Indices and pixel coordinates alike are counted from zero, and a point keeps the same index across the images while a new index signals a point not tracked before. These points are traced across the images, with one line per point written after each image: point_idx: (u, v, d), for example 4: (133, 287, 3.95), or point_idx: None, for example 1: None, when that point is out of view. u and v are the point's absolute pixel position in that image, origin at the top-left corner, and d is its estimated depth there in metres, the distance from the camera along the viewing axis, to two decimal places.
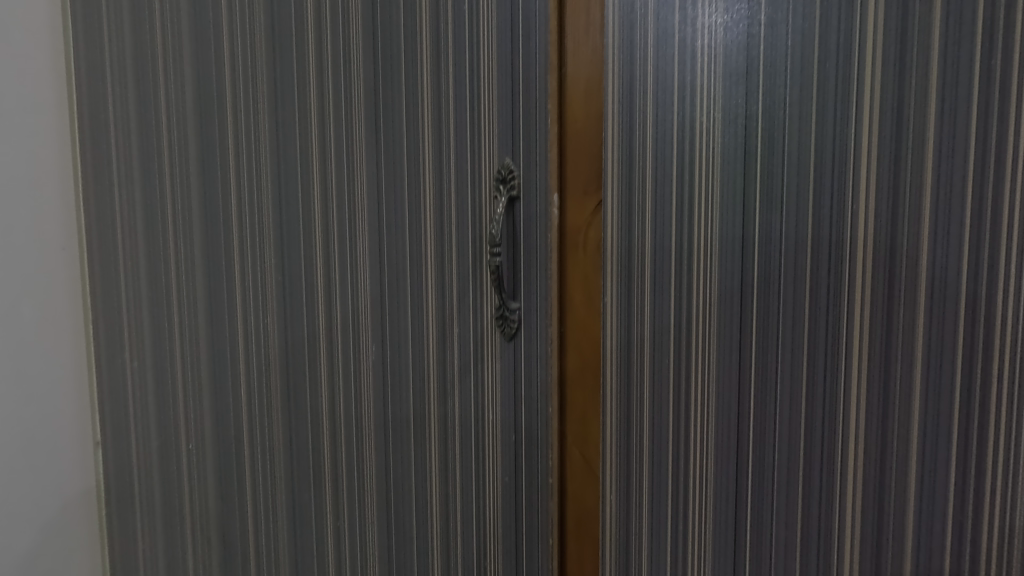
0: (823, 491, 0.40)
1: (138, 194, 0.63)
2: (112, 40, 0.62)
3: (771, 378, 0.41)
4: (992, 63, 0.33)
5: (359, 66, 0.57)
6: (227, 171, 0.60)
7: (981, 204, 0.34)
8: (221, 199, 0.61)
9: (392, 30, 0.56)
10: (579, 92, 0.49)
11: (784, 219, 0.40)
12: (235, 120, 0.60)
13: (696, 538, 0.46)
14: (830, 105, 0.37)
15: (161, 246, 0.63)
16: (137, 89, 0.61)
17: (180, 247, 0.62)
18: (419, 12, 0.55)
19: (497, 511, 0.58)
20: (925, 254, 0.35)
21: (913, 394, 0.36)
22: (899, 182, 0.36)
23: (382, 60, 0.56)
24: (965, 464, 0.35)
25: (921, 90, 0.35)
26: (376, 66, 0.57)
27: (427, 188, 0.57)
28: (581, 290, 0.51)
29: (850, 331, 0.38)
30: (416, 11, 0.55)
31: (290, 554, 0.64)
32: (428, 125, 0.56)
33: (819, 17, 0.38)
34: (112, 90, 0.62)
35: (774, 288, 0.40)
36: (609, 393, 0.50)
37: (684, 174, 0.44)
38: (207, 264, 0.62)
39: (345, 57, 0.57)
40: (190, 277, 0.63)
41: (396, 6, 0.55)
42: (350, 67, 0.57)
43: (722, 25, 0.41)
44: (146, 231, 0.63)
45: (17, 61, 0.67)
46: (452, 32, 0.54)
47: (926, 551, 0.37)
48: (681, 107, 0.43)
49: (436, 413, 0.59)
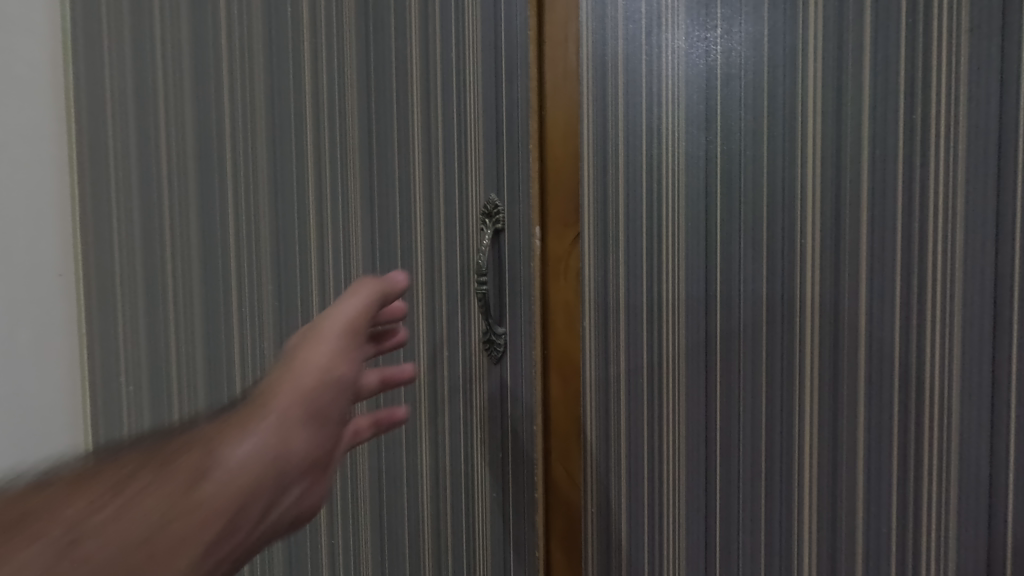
0: (783, 496, 0.44)
1: (196, 227, 0.70)
2: (174, 82, 0.69)
3: (735, 393, 0.46)
4: (914, 118, 0.38)
5: (351, 104, 0.65)
6: (259, 202, 0.68)
7: (912, 237, 0.39)
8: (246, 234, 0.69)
9: (383, 73, 0.63)
10: (558, 133, 0.53)
11: (743, 251, 0.44)
12: (264, 154, 0.68)
13: (672, 547, 0.50)
14: (779, 151, 0.43)
15: (211, 277, 0.70)
16: (199, 131, 0.69)
17: (178, 269, 0.71)
18: (410, 53, 0.62)
19: (485, 525, 0.61)
20: (864, 291, 0.40)
21: (858, 407, 0.41)
22: (840, 219, 0.41)
23: (375, 98, 0.64)
24: (904, 474, 0.40)
25: (855, 141, 0.40)
26: (368, 103, 0.64)
27: (417, 217, 0.63)
28: (563, 315, 0.55)
29: (802, 350, 0.43)
30: (406, 52, 0.62)
31: (286, 557, 0.71)
32: (418, 168, 0.62)
33: (767, 73, 0.43)
34: (174, 129, 0.70)
35: (736, 312, 0.45)
36: (589, 412, 0.53)
37: (652, 211, 0.48)
38: (206, 282, 0.70)
39: (340, 91, 0.65)
40: (189, 294, 0.70)
41: (387, 68, 0.63)
42: (345, 105, 0.65)
43: (684, 78, 0.46)
44: (206, 255, 0.70)
45: (15, 91, 0.85)
46: (440, 73, 0.60)
47: (874, 548, 0.41)
48: (649, 151, 0.48)
49: (426, 436, 0.64)
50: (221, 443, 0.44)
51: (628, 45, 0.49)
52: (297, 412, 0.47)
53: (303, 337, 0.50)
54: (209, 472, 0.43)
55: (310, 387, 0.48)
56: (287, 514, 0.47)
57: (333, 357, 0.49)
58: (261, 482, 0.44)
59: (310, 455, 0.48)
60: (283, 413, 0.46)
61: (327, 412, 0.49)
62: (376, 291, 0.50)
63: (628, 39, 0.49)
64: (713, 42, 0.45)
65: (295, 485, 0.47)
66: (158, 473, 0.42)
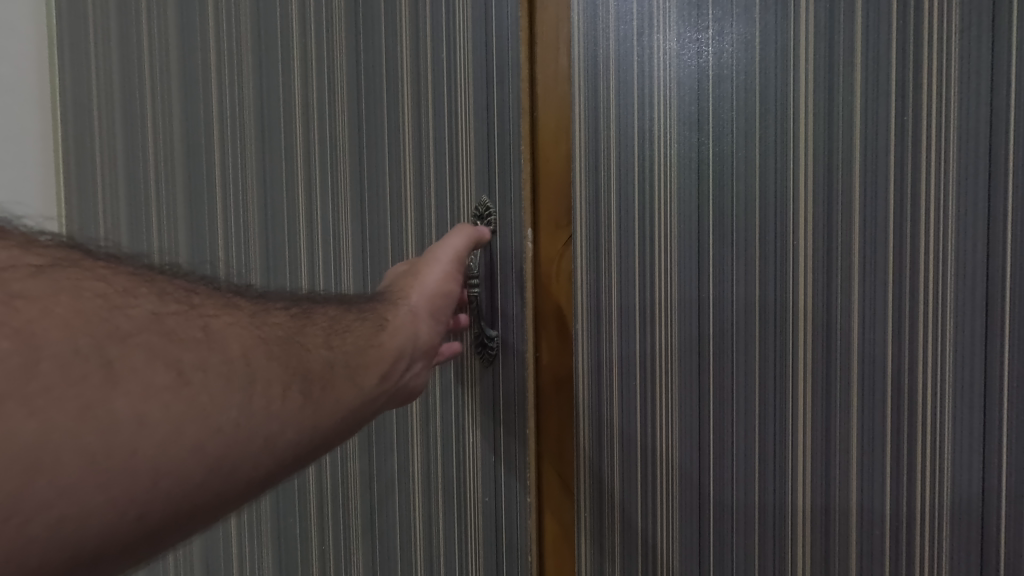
0: (776, 499, 0.44)
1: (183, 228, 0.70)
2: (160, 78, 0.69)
3: (728, 397, 0.45)
4: (906, 119, 0.39)
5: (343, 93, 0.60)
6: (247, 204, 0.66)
7: (903, 242, 0.39)
8: (234, 236, 0.67)
9: (375, 56, 0.59)
10: (550, 133, 0.52)
11: (734, 255, 0.44)
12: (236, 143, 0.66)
13: (666, 549, 0.49)
14: (771, 154, 0.43)
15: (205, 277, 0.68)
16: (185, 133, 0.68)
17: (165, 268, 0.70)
18: (400, 36, 0.57)
19: (478, 534, 0.59)
20: (857, 292, 0.41)
21: (852, 407, 0.41)
22: (832, 222, 0.41)
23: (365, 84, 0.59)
24: (897, 475, 0.41)
25: (847, 145, 0.41)
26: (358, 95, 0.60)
27: (410, 207, 0.59)
28: (554, 320, 0.53)
29: (795, 352, 0.43)
30: (398, 38, 0.57)
31: (274, 562, 0.70)
32: (410, 165, 0.58)
33: (758, 75, 0.43)
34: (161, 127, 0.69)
35: (729, 316, 0.45)
36: (582, 416, 0.53)
37: (645, 212, 0.48)
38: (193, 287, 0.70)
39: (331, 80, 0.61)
40: None
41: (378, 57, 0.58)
42: (336, 96, 0.61)
43: (676, 78, 0.46)
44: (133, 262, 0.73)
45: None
46: (432, 60, 0.56)
47: (868, 549, 0.42)
48: (642, 152, 0.47)
49: (419, 443, 0.62)
50: (382, 311, 0.45)
51: (620, 45, 0.48)
52: (427, 307, 0.50)
53: (409, 266, 0.53)
54: (380, 327, 0.44)
55: (434, 292, 0.51)
56: (400, 402, 0.46)
57: (448, 272, 0.52)
58: (409, 350, 0.45)
59: (434, 344, 0.49)
60: (416, 308, 0.48)
61: (447, 315, 0.51)
62: (472, 234, 0.54)
63: (619, 39, 0.48)
64: (705, 43, 0.45)
65: (420, 362, 0.47)
66: (341, 314, 0.41)
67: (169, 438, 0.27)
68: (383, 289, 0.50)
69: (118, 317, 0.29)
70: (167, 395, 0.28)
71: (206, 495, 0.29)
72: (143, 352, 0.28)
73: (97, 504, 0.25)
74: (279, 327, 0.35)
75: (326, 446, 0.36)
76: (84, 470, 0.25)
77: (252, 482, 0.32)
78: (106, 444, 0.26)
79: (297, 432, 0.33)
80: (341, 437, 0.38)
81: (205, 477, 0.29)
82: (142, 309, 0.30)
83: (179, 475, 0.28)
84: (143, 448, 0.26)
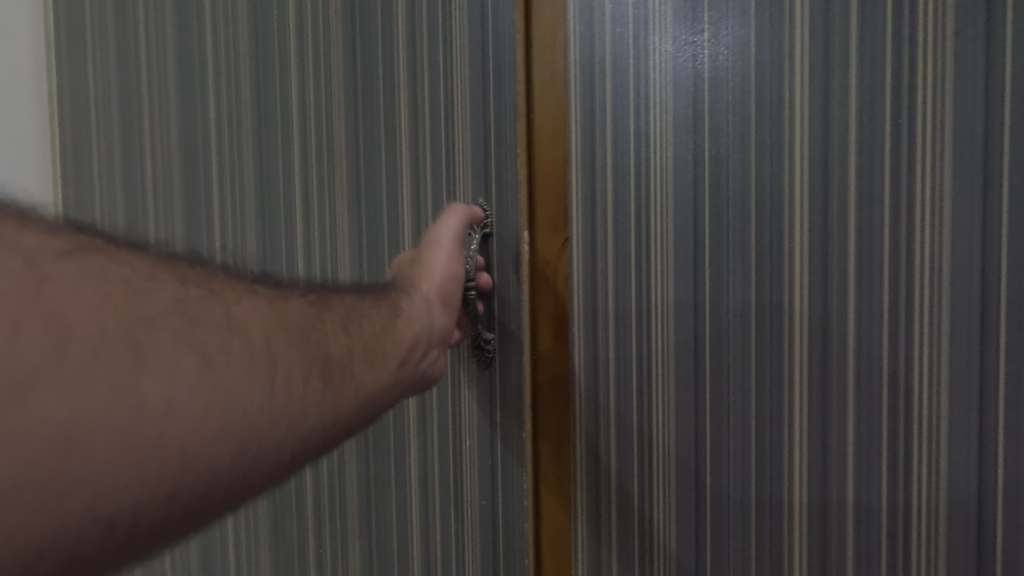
0: (773, 501, 0.44)
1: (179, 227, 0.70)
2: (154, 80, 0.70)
3: (724, 399, 0.45)
4: (900, 121, 0.39)
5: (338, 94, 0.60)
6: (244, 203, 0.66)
7: (899, 243, 0.39)
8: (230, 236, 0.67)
9: (371, 58, 0.59)
10: (547, 136, 0.52)
11: (731, 259, 0.44)
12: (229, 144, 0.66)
13: (663, 552, 0.49)
14: (766, 158, 0.43)
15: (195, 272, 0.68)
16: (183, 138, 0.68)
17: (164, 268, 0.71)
18: (397, 39, 0.57)
19: (476, 535, 0.59)
20: (852, 293, 0.41)
21: (846, 409, 0.41)
22: (827, 225, 0.41)
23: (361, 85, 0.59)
24: (893, 477, 0.40)
25: (843, 148, 0.41)
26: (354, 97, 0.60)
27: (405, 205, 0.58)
28: (550, 323, 0.53)
29: (792, 355, 0.43)
30: (393, 40, 0.57)
31: (270, 565, 0.70)
32: (406, 169, 0.58)
33: (754, 77, 0.43)
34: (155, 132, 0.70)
35: (725, 319, 0.45)
36: (579, 418, 0.52)
37: (641, 214, 0.48)
38: None
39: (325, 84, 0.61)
40: None
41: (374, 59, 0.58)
42: (332, 98, 0.61)
43: (672, 81, 0.46)
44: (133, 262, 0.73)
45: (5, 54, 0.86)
46: (427, 63, 0.56)
47: (864, 552, 0.42)
48: (638, 153, 0.47)
49: (416, 447, 0.62)
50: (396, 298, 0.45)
51: (616, 47, 0.48)
52: (437, 294, 0.49)
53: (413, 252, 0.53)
54: (395, 315, 0.43)
55: (444, 276, 0.51)
56: (421, 388, 0.46)
57: (454, 256, 0.52)
58: (426, 335, 0.45)
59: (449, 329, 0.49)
60: (429, 293, 0.49)
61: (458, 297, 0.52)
62: (466, 214, 0.55)
63: (615, 41, 0.48)
64: (701, 45, 0.45)
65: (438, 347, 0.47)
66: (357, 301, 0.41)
67: (198, 423, 0.28)
68: (393, 277, 0.50)
69: (149, 299, 0.29)
70: (196, 379, 0.28)
71: (234, 476, 0.30)
72: (169, 336, 0.28)
73: (131, 485, 0.26)
74: (300, 313, 0.35)
75: (347, 433, 0.37)
76: (120, 451, 0.26)
77: (279, 467, 0.32)
78: (136, 426, 0.26)
79: (319, 420, 0.33)
80: (360, 424, 0.38)
81: (232, 460, 0.29)
82: (168, 292, 0.30)
83: (207, 460, 0.28)
84: (172, 431, 0.27)
